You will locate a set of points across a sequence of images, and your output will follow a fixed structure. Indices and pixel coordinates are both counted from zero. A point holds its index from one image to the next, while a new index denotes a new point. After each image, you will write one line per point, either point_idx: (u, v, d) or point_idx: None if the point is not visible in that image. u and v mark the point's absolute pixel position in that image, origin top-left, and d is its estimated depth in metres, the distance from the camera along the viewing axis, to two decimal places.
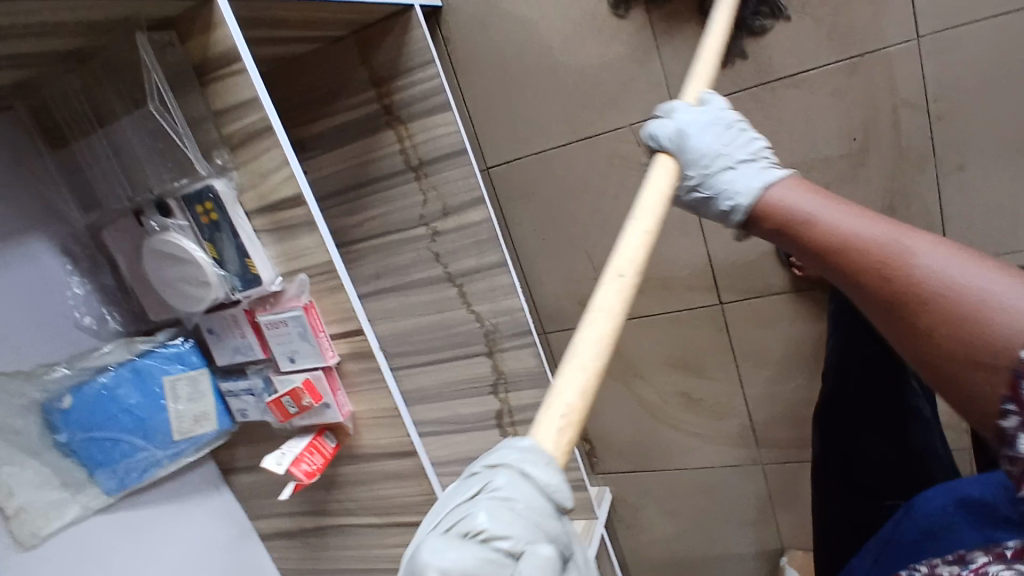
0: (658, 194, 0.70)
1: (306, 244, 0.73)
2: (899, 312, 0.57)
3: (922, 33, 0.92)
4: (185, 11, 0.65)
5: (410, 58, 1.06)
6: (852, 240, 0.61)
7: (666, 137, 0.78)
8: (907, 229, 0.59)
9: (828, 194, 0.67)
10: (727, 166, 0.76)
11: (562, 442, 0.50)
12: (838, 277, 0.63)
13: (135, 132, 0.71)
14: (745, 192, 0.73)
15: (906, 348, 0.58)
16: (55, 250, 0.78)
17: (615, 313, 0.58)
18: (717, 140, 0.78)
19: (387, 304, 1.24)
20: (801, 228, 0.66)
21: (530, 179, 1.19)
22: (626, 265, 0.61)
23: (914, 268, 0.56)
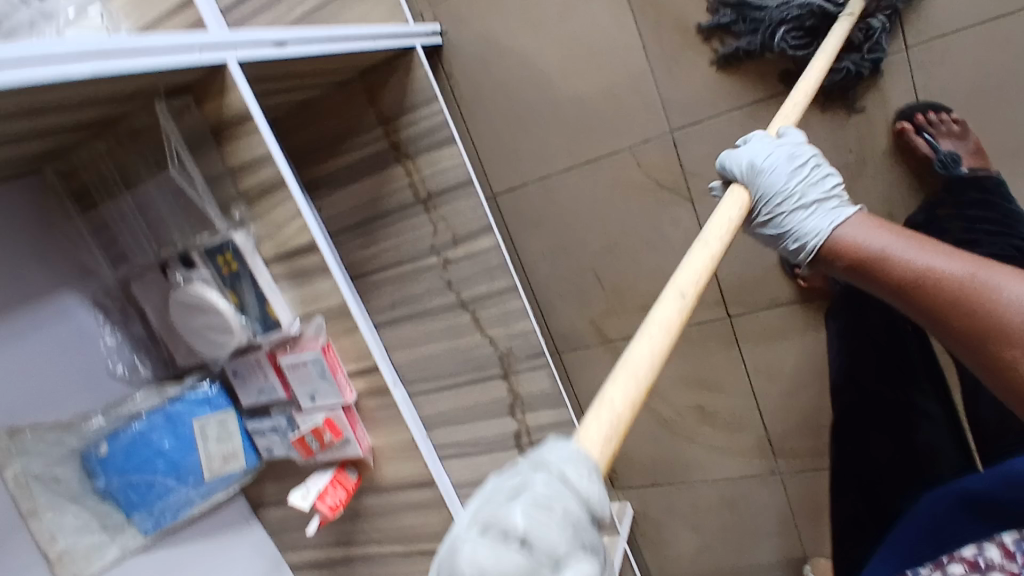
0: (722, 224, 0.65)
1: (322, 287, 0.76)
2: (988, 347, 0.57)
3: (910, 44, 0.95)
4: (199, 77, 0.69)
5: (414, 98, 1.10)
6: (931, 275, 0.60)
7: (740, 170, 0.76)
8: (987, 262, 0.59)
9: (897, 228, 0.67)
10: (801, 204, 0.75)
11: (608, 455, 0.44)
12: (914, 313, 0.62)
13: (158, 192, 0.75)
14: (814, 236, 0.74)
15: (995, 382, 0.58)
16: (87, 306, 0.82)
17: (670, 329, 0.53)
18: (793, 175, 0.76)
19: (404, 333, 1.28)
20: (874, 264, 0.65)
21: (536, 205, 1.22)
22: (687, 286, 0.57)
23: (1002, 301, 0.56)
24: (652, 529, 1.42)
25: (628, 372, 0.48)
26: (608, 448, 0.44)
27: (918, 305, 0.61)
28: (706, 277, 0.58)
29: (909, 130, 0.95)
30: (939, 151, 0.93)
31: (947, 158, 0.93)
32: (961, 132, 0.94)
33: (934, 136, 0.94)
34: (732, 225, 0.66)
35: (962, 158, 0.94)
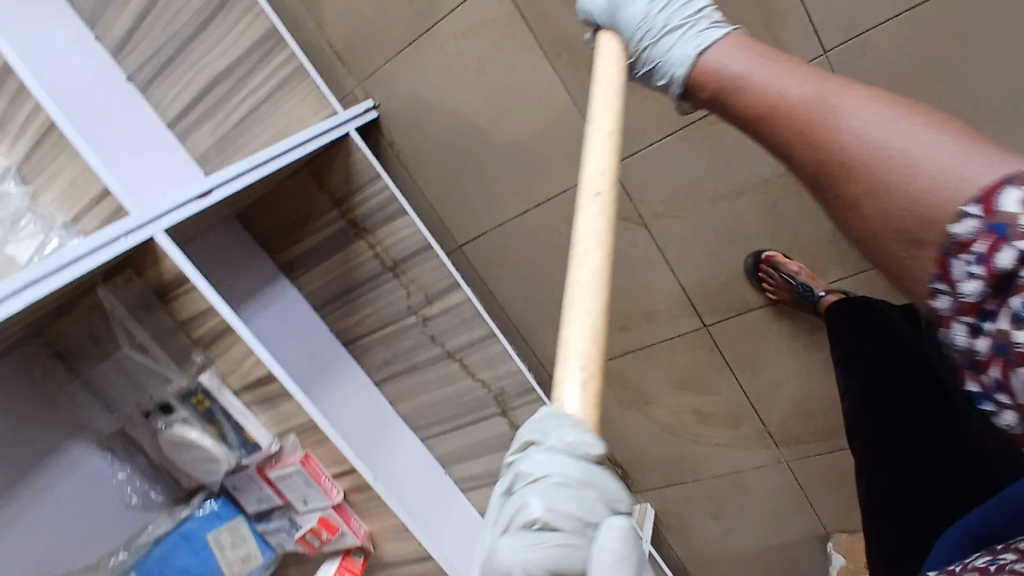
0: (604, 99, 0.63)
1: (288, 409, 0.83)
2: (826, 178, 0.50)
3: (827, 45, 0.95)
4: (132, 253, 0.75)
5: (360, 176, 1.14)
6: (779, 100, 0.53)
7: (597, 13, 0.71)
8: (837, 83, 0.51)
9: (765, 49, 0.58)
10: (666, 30, 0.66)
11: (587, 400, 0.49)
12: (766, 144, 0.55)
13: (125, 356, 0.82)
14: (677, 57, 0.64)
15: (838, 221, 0.50)
16: (96, 453, 0.91)
17: (600, 238, 0.55)
18: (651, 2, 0.68)
19: (401, 386, 1.34)
20: (732, 93, 0.58)
21: (500, 249, 1.25)
22: (601, 181, 0.57)
23: (839, 125, 0.48)
24: (677, 525, 1.46)
25: (580, 309, 0.51)
26: (583, 397, 0.49)
27: (767, 136, 0.54)
28: (614, 159, 0.59)
29: None
30: None
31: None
32: None
33: None
34: (614, 90, 0.64)
35: None
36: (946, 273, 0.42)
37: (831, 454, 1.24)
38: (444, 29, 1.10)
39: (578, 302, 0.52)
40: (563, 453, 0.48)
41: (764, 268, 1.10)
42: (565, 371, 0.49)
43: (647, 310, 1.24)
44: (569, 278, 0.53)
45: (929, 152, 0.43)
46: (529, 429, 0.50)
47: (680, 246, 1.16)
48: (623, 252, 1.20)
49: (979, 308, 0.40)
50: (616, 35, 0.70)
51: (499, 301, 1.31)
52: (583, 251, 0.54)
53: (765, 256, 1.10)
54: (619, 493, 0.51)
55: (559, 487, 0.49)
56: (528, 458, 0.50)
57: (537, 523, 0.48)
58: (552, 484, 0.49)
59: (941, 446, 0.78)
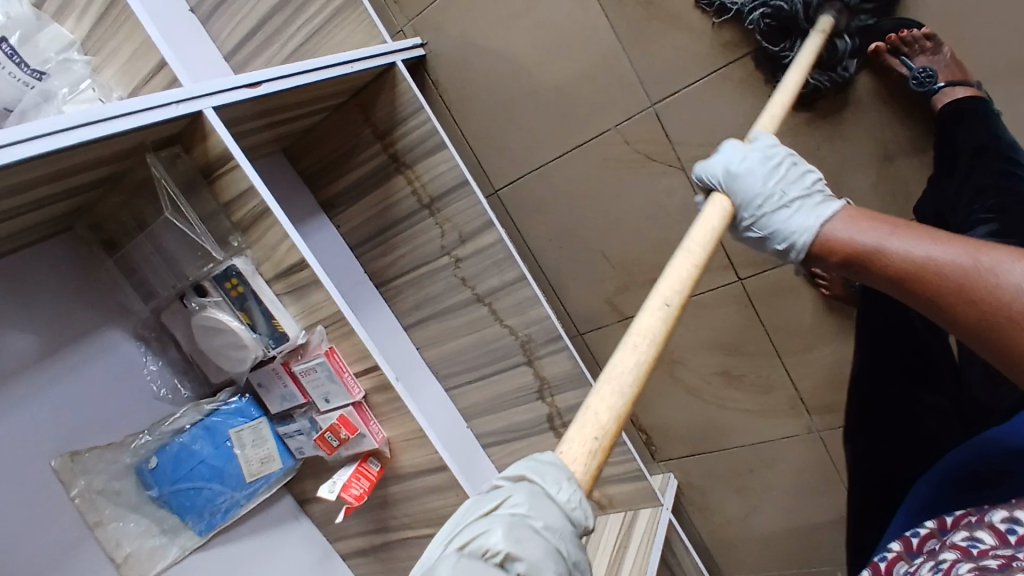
0: (703, 232, 0.67)
1: (318, 299, 0.84)
2: (998, 341, 0.49)
3: None
4: (184, 127, 0.78)
5: (403, 109, 1.16)
6: (926, 264, 0.54)
7: (711, 177, 0.74)
8: (987, 246, 0.52)
9: (898, 220, 0.59)
10: (783, 201, 0.71)
11: (590, 467, 0.49)
12: (921, 308, 0.55)
13: (167, 233, 0.85)
14: (804, 229, 0.67)
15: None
16: (130, 339, 0.94)
17: (654, 338, 0.56)
18: (769, 174, 0.72)
19: (430, 330, 1.35)
20: (871, 259, 0.58)
21: (537, 195, 1.25)
22: (672, 294, 0.60)
23: (1006, 287, 0.49)
24: (698, 500, 1.40)
25: (610, 383, 0.53)
26: (587, 463, 0.49)
27: (920, 300, 0.54)
28: (689, 281, 0.61)
29: (884, 49, 0.96)
30: (912, 71, 0.93)
31: (922, 73, 0.92)
32: (933, 48, 0.93)
33: (909, 55, 0.94)
34: (715, 233, 0.67)
35: (938, 74, 0.92)
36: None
37: None
38: None
39: (613, 385, 0.53)
40: (549, 500, 0.48)
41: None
42: (578, 432, 0.50)
43: None
44: (613, 358, 0.55)
45: None
46: (532, 462, 0.50)
47: None
48: None
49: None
50: (729, 199, 0.73)
51: (533, 251, 1.30)
52: (635, 341, 0.56)
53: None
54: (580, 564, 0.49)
55: (532, 531, 0.47)
56: (517, 492, 0.49)
57: (496, 553, 0.46)
58: (530, 527, 0.47)
59: (921, 415, 0.83)
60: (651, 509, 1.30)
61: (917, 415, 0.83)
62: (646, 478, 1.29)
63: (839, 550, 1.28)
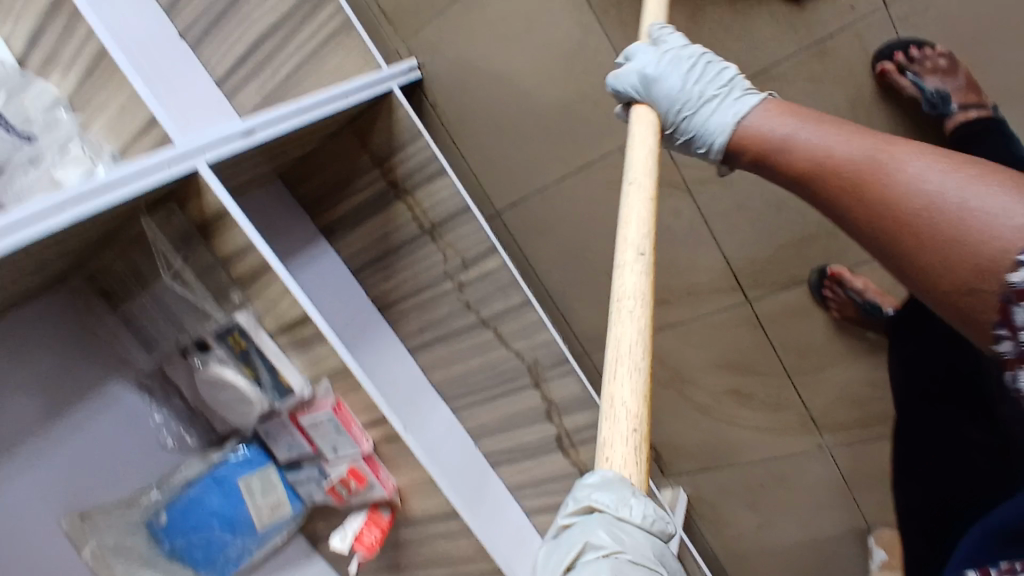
0: (646, 158, 0.66)
1: (322, 353, 0.82)
2: (879, 230, 0.53)
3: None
4: (177, 184, 0.76)
5: (402, 135, 1.13)
6: (826, 158, 0.58)
7: (629, 87, 0.75)
8: (882, 139, 0.55)
9: (816, 115, 0.62)
10: (703, 101, 0.71)
11: (641, 464, 0.50)
12: (818, 199, 0.59)
13: (166, 290, 0.83)
14: (724, 125, 0.69)
15: (895, 270, 0.54)
16: (133, 391, 0.92)
17: (641, 296, 0.56)
18: (685, 76, 0.73)
19: (434, 353, 1.32)
20: (779, 153, 0.62)
21: (539, 216, 1.22)
22: (642, 242, 0.59)
23: (890, 177, 0.52)
24: (709, 512, 1.40)
25: (625, 368, 0.52)
26: (636, 460, 0.49)
27: (819, 190, 0.58)
28: (651, 219, 0.61)
29: (892, 71, 0.90)
30: (925, 90, 0.88)
31: (936, 95, 0.88)
32: (947, 66, 0.88)
33: (918, 73, 0.88)
34: (653, 155, 0.66)
35: (950, 95, 0.88)
36: (1006, 318, 0.45)
37: (876, 441, 1.19)
38: None
39: (626, 362, 0.53)
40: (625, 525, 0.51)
41: (828, 284, 1.08)
42: (614, 431, 0.49)
43: (689, 283, 1.20)
44: (613, 336, 0.54)
45: (980, 204, 0.47)
46: (592, 495, 0.50)
47: (725, 217, 1.12)
48: (665, 223, 1.17)
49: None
50: (650, 109, 0.73)
51: (536, 272, 1.27)
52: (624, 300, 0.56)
53: (831, 272, 1.08)
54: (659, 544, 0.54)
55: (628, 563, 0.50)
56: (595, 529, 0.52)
57: None
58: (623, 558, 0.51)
59: (966, 452, 0.79)
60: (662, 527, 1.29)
61: (967, 454, 0.79)
62: (656, 496, 1.28)
63: (850, 561, 1.29)
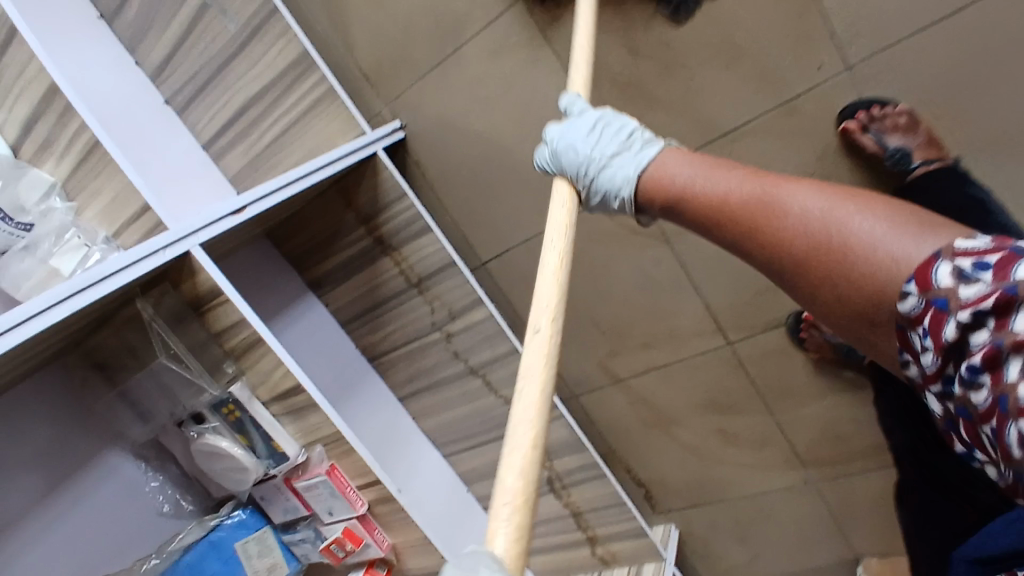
0: (559, 231, 0.67)
1: (315, 420, 0.84)
2: (779, 268, 0.56)
3: (852, 61, 0.93)
4: (171, 265, 0.78)
5: (387, 195, 1.17)
6: (725, 200, 0.61)
7: (547, 164, 0.79)
8: (770, 180, 0.59)
9: (708, 160, 0.66)
10: (607, 160, 0.74)
11: (520, 540, 0.47)
12: (722, 243, 0.62)
13: (162, 366, 0.84)
14: (624, 180, 0.72)
15: (804, 304, 0.57)
16: (131, 460, 0.94)
17: (539, 376, 0.55)
18: (590, 142, 0.76)
19: (425, 402, 1.34)
20: (683, 198, 0.65)
21: (523, 265, 1.26)
22: (542, 319, 0.59)
23: (781, 217, 0.56)
24: (700, 546, 1.42)
25: (513, 445, 0.51)
26: (517, 539, 0.47)
27: (721, 234, 0.61)
28: (556, 300, 0.61)
29: (854, 129, 0.93)
30: (888, 146, 0.91)
31: (897, 151, 0.91)
32: (907, 124, 0.90)
33: (880, 131, 0.91)
34: (567, 227, 0.68)
35: (913, 151, 0.91)
36: (907, 344, 0.48)
37: (859, 475, 1.21)
38: (468, 51, 1.12)
39: (516, 442, 0.51)
40: None
41: (805, 326, 1.11)
42: (497, 512, 0.48)
43: (671, 327, 1.23)
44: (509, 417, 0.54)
45: (870, 237, 0.50)
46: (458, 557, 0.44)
47: (702, 263, 1.15)
48: (646, 270, 1.20)
49: (941, 375, 0.45)
50: (567, 179, 0.76)
51: (522, 318, 1.31)
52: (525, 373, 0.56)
53: (807, 315, 1.11)
54: None
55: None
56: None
57: None
58: None
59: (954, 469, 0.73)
60: (654, 565, 1.30)
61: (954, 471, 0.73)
62: (648, 535, 1.29)
63: None
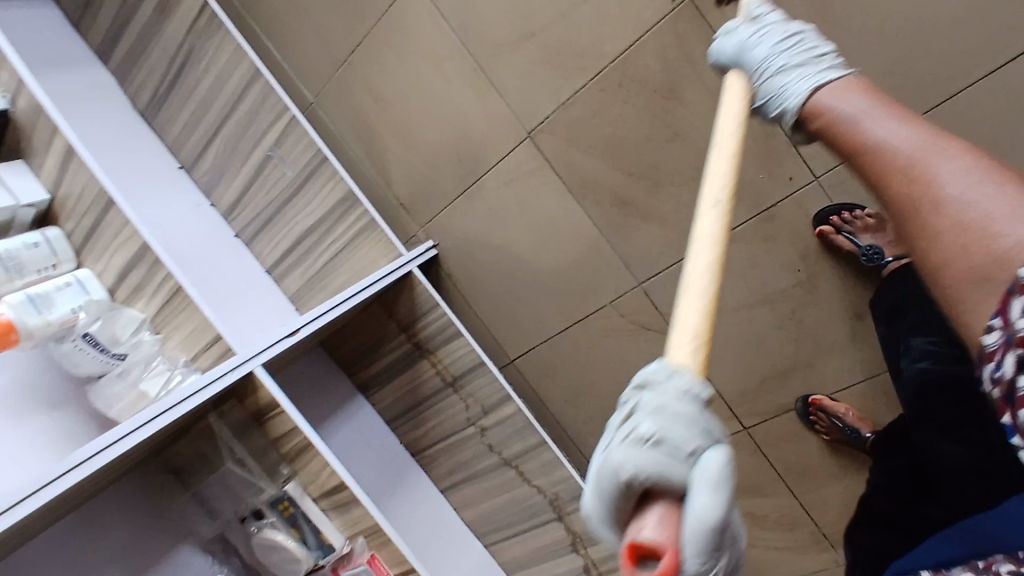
0: (730, 120, 0.67)
1: (357, 513, 0.96)
2: (909, 217, 0.54)
3: (818, 172, 1.06)
4: (238, 385, 0.94)
5: (422, 305, 1.32)
6: (883, 142, 0.57)
7: (722, 54, 0.79)
8: (940, 133, 0.55)
9: (885, 98, 0.62)
10: (788, 67, 0.72)
11: (695, 365, 0.53)
12: (863, 179, 0.59)
13: (230, 470, 0.99)
14: (798, 91, 0.70)
15: (913, 260, 0.55)
16: (200, 555, 1.06)
17: (714, 236, 0.58)
18: (775, 44, 0.74)
19: (464, 493, 1.43)
20: (846, 128, 0.62)
21: (547, 362, 1.37)
22: (719, 192, 0.61)
23: (938, 169, 0.53)
24: None
25: (692, 292, 0.55)
26: (692, 361, 0.53)
27: (865, 171, 0.59)
28: (733, 170, 0.63)
29: (829, 232, 1.05)
30: (861, 247, 1.02)
31: (870, 249, 1.02)
32: (877, 223, 1.02)
33: (852, 232, 1.03)
34: (739, 115, 0.68)
35: (884, 249, 1.02)
36: (1004, 309, 0.45)
37: None
38: (487, 181, 1.30)
39: (693, 285, 0.56)
40: (676, 396, 0.51)
41: (813, 410, 1.16)
42: (675, 342, 0.54)
43: None
44: (686, 271, 0.57)
45: (1012, 217, 0.48)
46: (649, 371, 0.53)
47: (711, 355, 1.24)
48: None
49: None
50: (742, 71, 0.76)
51: (549, 411, 1.41)
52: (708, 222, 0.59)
53: (813, 399, 1.16)
54: (723, 431, 0.51)
55: (671, 413, 0.50)
56: (645, 397, 0.52)
57: (647, 439, 0.49)
58: (672, 425, 0.49)
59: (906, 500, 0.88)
60: None
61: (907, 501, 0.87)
62: None
63: None
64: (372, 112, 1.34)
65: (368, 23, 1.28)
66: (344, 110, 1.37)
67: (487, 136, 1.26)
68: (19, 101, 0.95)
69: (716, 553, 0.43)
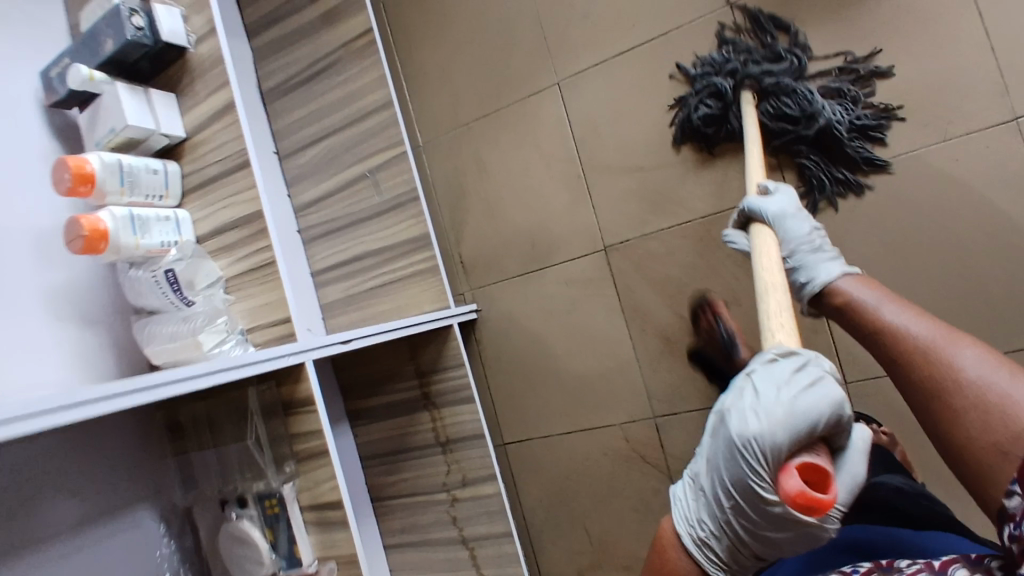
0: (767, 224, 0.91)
1: (339, 537, 0.94)
2: (933, 401, 0.63)
3: (849, 378, 1.15)
4: (285, 370, 0.95)
5: (447, 361, 1.36)
6: (902, 333, 0.67)
7: (766, 210, 0.91)
8: (951, 330, 0.65)
9: (886, 290, 0.73)
10: (816, 248, 0.84)
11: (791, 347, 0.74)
12: (884, 361, 0.69)
13: (236, 449, 1.00)
14: (828, 274, 0.80)
15: (938, 442, 0.63)
16: (154, 519, 1.03)
17: (782, 285, 0.80)
18: (807, 224, 0.87)
19: (409, 555, 1.42)
20: (864, 311, 0.72)
21: (538, 457, 1.40)
22: (771, 261, 0.84)
23: (957, 363, 0.62)
24: None
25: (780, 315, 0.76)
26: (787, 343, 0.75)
27: (886, 353, 0.68)
28: (776, 250, 0.86)
29: None
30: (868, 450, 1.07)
31: (727, 336, 1.19)
32: (887, 438, 1.09)
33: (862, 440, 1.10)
34: (768, 234, 0.89)
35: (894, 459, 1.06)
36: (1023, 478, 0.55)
37: None
38: (549, 273, 1.38)
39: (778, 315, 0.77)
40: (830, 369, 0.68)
41: None
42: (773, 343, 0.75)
43: None
44: (767, 306, 0.78)
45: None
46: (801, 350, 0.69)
47: None
48: None
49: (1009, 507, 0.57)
50: (773, 232, 0.89)
51: (522, 505, 1.43)
52: (777, 303, 0.78)
53: None
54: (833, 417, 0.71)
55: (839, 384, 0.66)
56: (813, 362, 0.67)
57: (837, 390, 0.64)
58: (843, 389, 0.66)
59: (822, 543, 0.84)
60: None
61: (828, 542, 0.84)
62: None
63: None
64: (471, 176, 1.45)
65: (502, 101, 1.41)
66: (445, 164, 1.47)
67: (568, 234, 1.36)
68: (202, 47, 1.00)
69: (855, 491, 0.66)
